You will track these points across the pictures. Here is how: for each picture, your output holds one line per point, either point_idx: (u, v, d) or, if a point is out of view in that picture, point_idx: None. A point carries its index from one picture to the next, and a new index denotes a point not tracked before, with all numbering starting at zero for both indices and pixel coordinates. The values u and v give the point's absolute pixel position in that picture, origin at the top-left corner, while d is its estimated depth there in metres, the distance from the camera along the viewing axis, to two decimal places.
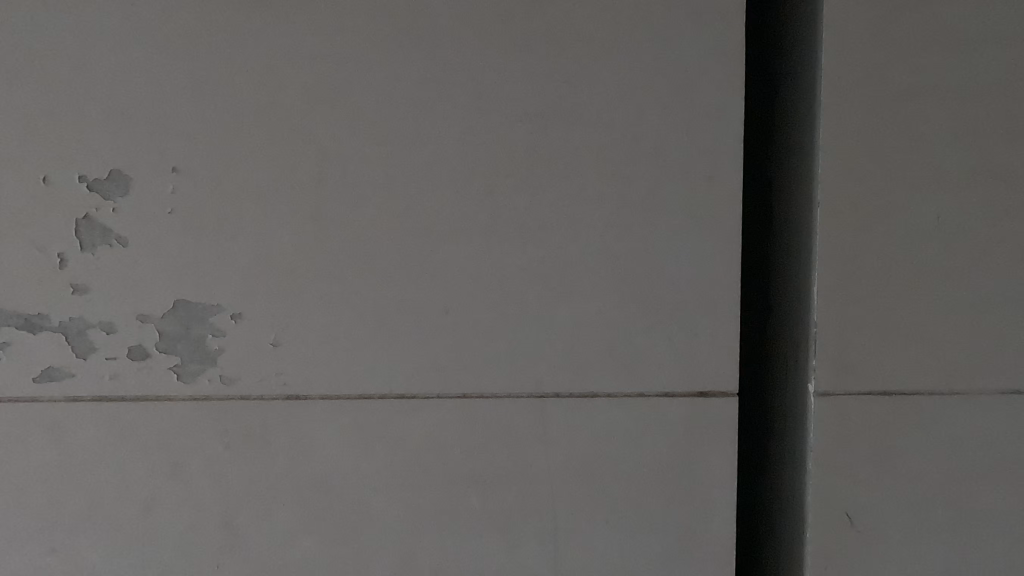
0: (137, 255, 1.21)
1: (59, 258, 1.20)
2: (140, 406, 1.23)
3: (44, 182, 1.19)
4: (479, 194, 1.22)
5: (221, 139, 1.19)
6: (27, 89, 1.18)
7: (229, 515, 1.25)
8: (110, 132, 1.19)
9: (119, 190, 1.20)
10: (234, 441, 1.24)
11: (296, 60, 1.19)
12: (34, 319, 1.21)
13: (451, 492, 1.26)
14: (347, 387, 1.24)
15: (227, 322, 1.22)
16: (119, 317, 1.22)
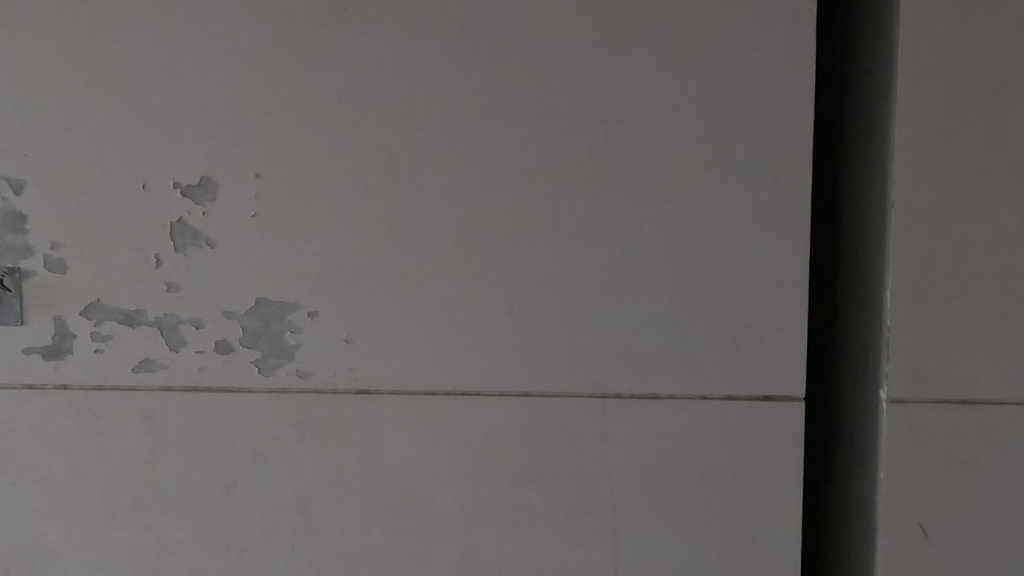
0: (223, 256, 1.30)
1: (155, 259, 1.31)
2: (225, 397, 1.32)
3: (143, 188, 1.30)
4: (543, 197, 1.24)
5: (301, 147, 1.27)
6: (128, 102, 1.29)
7: (304, 502, 1.33)
8: (201, 141, 1.28)
9: (208, 195, 1.29)
10: (309, 432, 1.32)
11: (370, 70, 1.25)
12: (133, 315, 1.32)
13: (513, 488, 1.29)
14: (414, 384, 1.29)
15: (304, 319, 1.30)
16: (207, 313, 1.31)
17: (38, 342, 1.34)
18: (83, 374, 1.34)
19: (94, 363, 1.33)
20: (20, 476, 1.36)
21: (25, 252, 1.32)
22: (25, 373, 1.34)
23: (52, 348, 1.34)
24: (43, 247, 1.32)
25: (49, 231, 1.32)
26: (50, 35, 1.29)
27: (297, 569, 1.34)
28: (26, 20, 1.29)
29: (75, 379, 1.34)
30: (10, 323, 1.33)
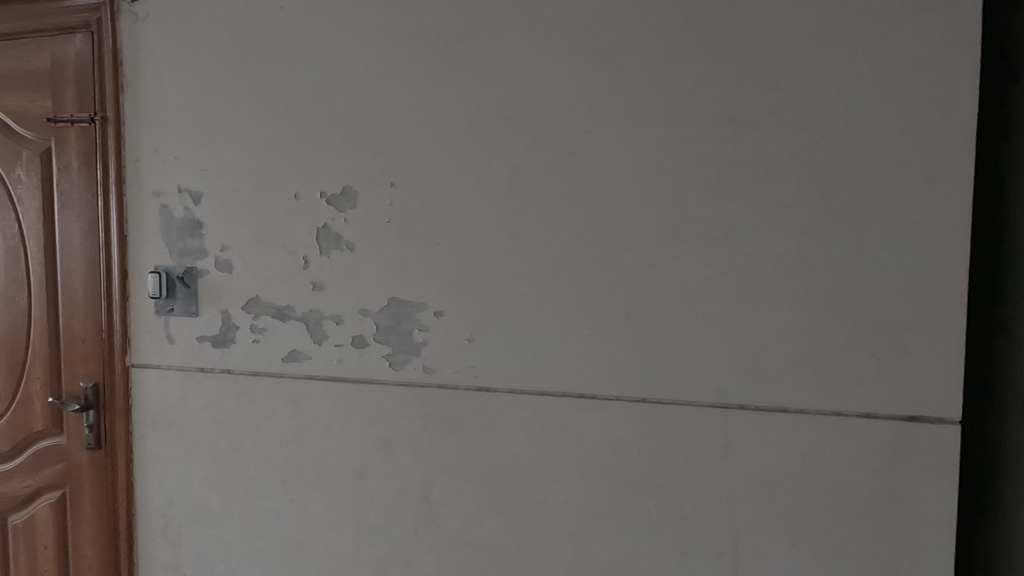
0: (361, 258, 1.42)
1: (303, 261, 1.46)
2: (359, 388, 1.44)
3: (295, 197, 1.46)
4: (664, 202, 1.23)
5: (431, 157, 1.36)
6: (284, 122, 1.45)
7: (426, 491, 1.42)
8: (344, 155, 1.41)
9: (349, 203, 1.42)
10: (433, 425, 1.40)
11: (495, 83, 1.31)
12: (284, 310, 1.48)
13: (628, 494, 1.29)
14: (532, 384, 1.33)
15: (430, 319, 1.39)
16: (346, 311, 1.44)
17: (209, 332, 1.54)
18: (243, 361, 1.52)
19: (252, 352, 1.51)
20: (193, 447, 1.58)
21: (201, 254, 1.54)
22: (198, 358, 1.56)
23: (219, 338, 1.54)
24: (215, 250, 1.52)
25: (219, 236, 1.52)
26: (223, 65, 1.48)
27: (419, 552, 1.43)
28: (206, 54, 1.50)
29: (236, 365, 1.53)
30: (189, 315, 1.55)
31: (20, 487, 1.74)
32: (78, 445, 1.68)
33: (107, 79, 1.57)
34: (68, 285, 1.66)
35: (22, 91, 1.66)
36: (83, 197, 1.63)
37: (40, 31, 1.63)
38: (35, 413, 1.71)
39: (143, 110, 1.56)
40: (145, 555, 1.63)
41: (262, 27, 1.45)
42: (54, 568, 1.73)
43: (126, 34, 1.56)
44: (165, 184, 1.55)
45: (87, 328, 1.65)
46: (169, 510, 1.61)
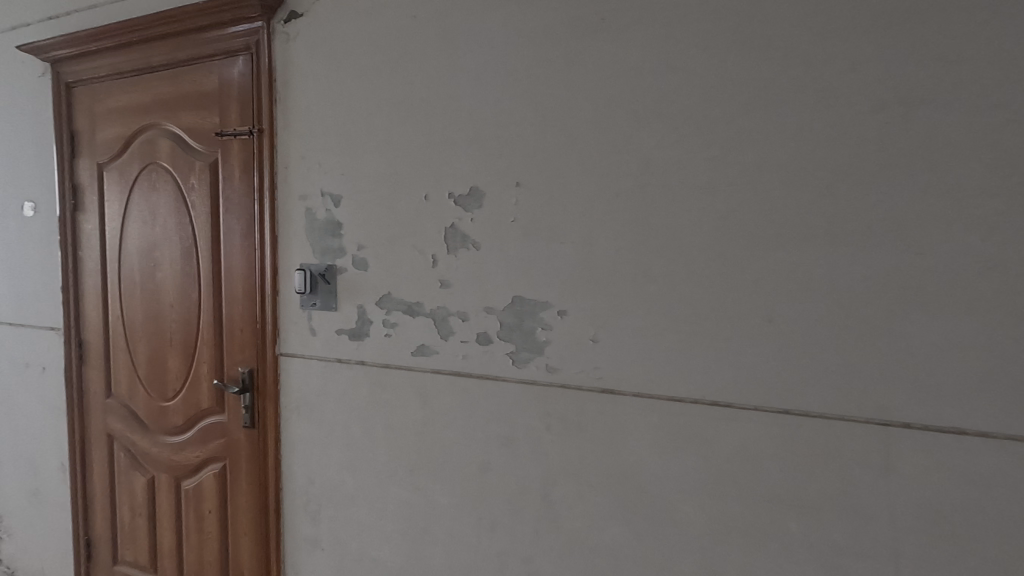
0: (486, 256, 1.45)
1: (432, 259, 1.52)
2: (483, 383, 1.47)
3: (424, 199, 1.52)
4: (814, 196, 1.12)
5: (557, 154, 1.35)
6: (416, 126, 1.52)
7: (548, 490, 1.41)
8: (471, 155, 1.45)
9: (475, 203, 1.45)
10: (555, 424, 1.39)
11: (625, 77, 1.27)
12: (414, 306, 1.55)
13: (766, 512, 1.20)
14: (660, 388, 1.28)
15: (554, 318, 1.38)
16: (471, 308, 1.48)
17: (346, 325, 1.66)
18: (376, 354, 1.62)
19: (384, 346, 1.61)
20: (331, 431, 1.71)
21: (340, 252, 1.65)
22: (336, 349, 1.68)
23: (355, 331, 1.65)
24: (352, 249, 1.63)
25: (356, 236, 1.63)
26: (362, 76, 1.59)
27: (539, 550, 1.43)
28: (347, 66, 1.61)
29: (370, 357, 1.63)
30: (329, 309, 1.68)
31: (192, 457, 2.00)
32: (236, 423, 1.89)
33: (263, 95, 1.74)
34: (229, 280, 1.87)
35: (196, 110, 1.90)
36: (241, 201, 1.82)
37: (210, 56, 1.84)
38: (203, 393, 1.96)
39: (293, 122, 1.71)
40: (290, 526, 1.80)
41: (396, 37, 1.53)
42: (216, 531, 1.96)
43: (280, 54, 1.72)
44: (310, 189, 1.69)
45: (244, 319, 1.85)
46: (310, 488, 1.75)
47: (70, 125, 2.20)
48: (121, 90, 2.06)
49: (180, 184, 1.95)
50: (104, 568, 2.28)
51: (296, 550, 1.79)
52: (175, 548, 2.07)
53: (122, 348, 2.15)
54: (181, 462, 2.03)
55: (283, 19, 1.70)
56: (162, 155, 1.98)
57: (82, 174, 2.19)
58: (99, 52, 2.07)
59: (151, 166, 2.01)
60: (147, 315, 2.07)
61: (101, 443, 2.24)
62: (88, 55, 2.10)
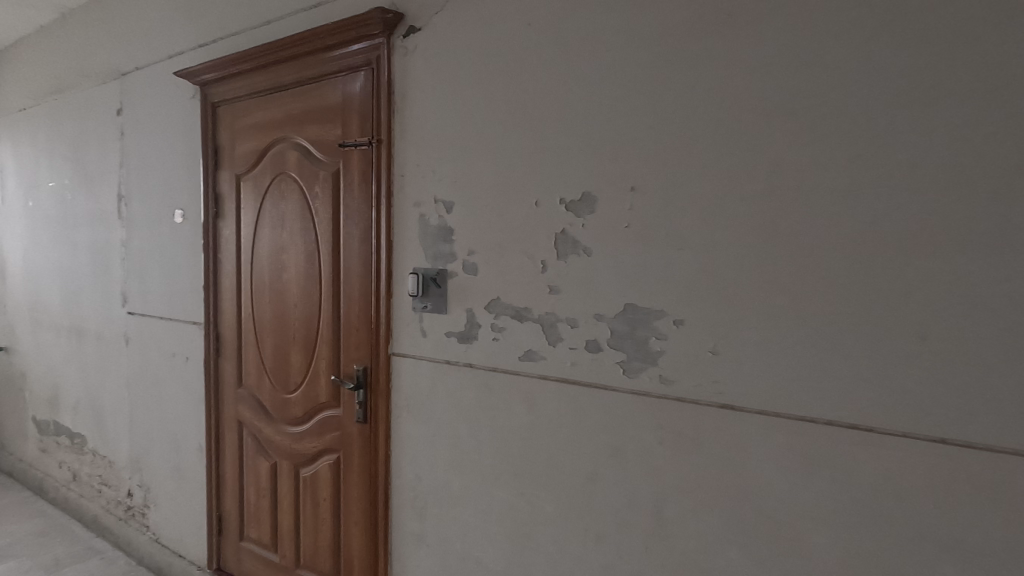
0: (598, 262, 1.43)
1: (541, 264, 1.52)
2: (592, 391, 1.45)
3: (535, 204, 1.52)
4: (981, 200, 1.00)
5: (676, 157, 1.30)
6: (528, 132, 1.52)
7: (659, 507, 1.36)
8: (584, 160, 1.43)
9: (588, 208, 1.43)
10: (668, 438, 1.34)
11: (754, 74, 1.20)
12: (522, 311, 1.56)
13: (917, 552, 1.07)
14: (789, 407, 1.18)
15: (670, 327, 1.33)
16: (581, 314, 1.46)
17: (455, 328, 1.70)
18: (484, 357, 1.64)
19: (492, 349, 1.63)
20: (438, 431, 1.76)
21: (451, 257, 1.70)
22: (445, 351, 1.73)
23: (464, 334, 1.68)
24: (463, 254, 1.67)
25: (468, 241, 1.66)
26: (475, 85, 1.63)
27: (648, 568, 1.38)
28: (461, 76, 1.66)
29: (478, 360, 1.66)
30: (440, 312, 1.73)
31: (310, 447, 2.14)
32: (350, 418, 2.00)
33: (382, 106, 1.83)
34: (346, 283, 1.98)
35: (321, 123, 2.04)
36: (360, 208, 1.93)
37: (335, 72, 1.97)
38: (322, 387, 2.09)
39: (409, 132, 1.78)
40: (398, 520, 1.87)
41: (511, 46, 1.55)
42: (330, 518, 2.08)
43: (398, 67, 1.80)
44: (424, 196, 1.75)
45: (360, 319, 1.95)
46: (418, 484, 1.81)
47: (215, 141, 2.45)
48: (257, 108, 2.27)
49: (306, 192, 2.10)
50: (233, 543, 2.50)
51: (403, 544, 1.86)
52: (294, 531, 2.23)
53: (252, 343, 2.36)
54: (300, 451, 2.18)
55: (402, 34, 1.78)
56: (291, 166, 2.14)
57: (223, 184, 2.43)
58: (239, 74, 2.29)
59: (281, 176, 2.19)
60: (274, 313, 2.25)
61: (232, 429, 2.46)
62: (230, 77, 2.33)
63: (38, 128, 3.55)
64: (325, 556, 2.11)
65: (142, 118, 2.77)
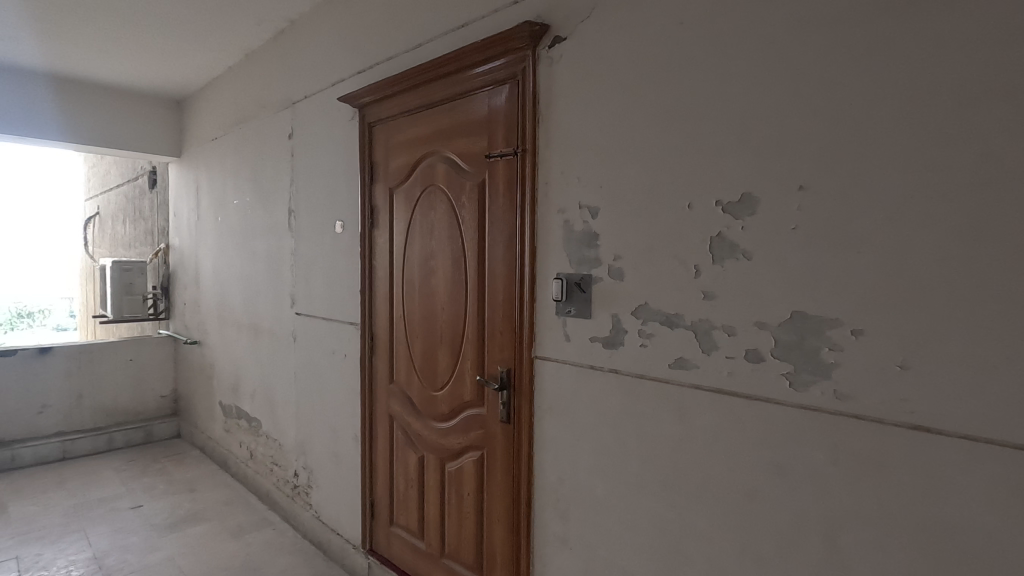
0: (760, 267, 1.35)
1: (694, 270, 1.47)
2: (752, 404, 1.37)
3: (688, 207, 1.48)
4: None
5: (855, 152, 1.19)
6: (679, 134, 1.49)
7: (833, 533, 1.24)
8: (743, 160, 1.36)
9: (748, 209, 1.36)
10: (844, 459, 1.22)
11: (956, 56, 1.07)
12: (673, 317, 1.52)
13: None
14: (1003, 432, 1.03)
15: (846, 337, 1.22)
16: (739, 322, 1.39)
17: (600, 333, 1.70)
18: (631, 364, 1.62)
19: (640, 356, 1.60)
20: (582, 435, 1.76)
21: (597, 263, 1.70)
22: (590, 356, 1.73)
23: (610, 339, 1.68)
24: (610, 259, 1.67)
25: (614, 246, 1.66)
26: (623, 90, 1.62)
27: None
28: (607, 81, 1.66)
29: (624, 365, 1.64)
30: (584, 316, 1.74)
31: (455, 442, 2.26)
32: (494, 417, 2.08)
33: (528, 117, 1.88)
34: (491, 287, 2.06)
35: (468, 136, 2.14)
36: (504, 216, 2.00)
37: (481, 86, 2.07)
38: (467, 386, 2.20)
39: (554, 140, 1.82)
40: (540, 520, 1.90)
41: (661, 47, 1.53)
42: (474, 512, 2.18)
43: (543, 77, 1.85)
44: (569, 202, 1.77)
45: (504, 323, 2.02)
46: (561, 486, 1.83)
47: (371, 158, 2.69)
48: (409, 126, 2.45)
49: (453, 202, 2.23)
50: (383, 527, 2.72)
51: (545, 545, 1.89)
52: (439, 521, 2.37)
53: (403, 343, 2.54)
54: (446, 446, 2.30)
55: (548, 45, 1.83)
56: (440, 178, 2.29)
57: (378, 197, 2.65)
58: (393, 96, 2.48)
59: (430, 188, 2.34)
60: (423, 315, 2.41)
61: (384, 422, 2.67)
62: (385, 99, 2.54)
63: (226, 153, 4.15)
64: (469, 548, 2.21)
65: (309, 140, 3.12)
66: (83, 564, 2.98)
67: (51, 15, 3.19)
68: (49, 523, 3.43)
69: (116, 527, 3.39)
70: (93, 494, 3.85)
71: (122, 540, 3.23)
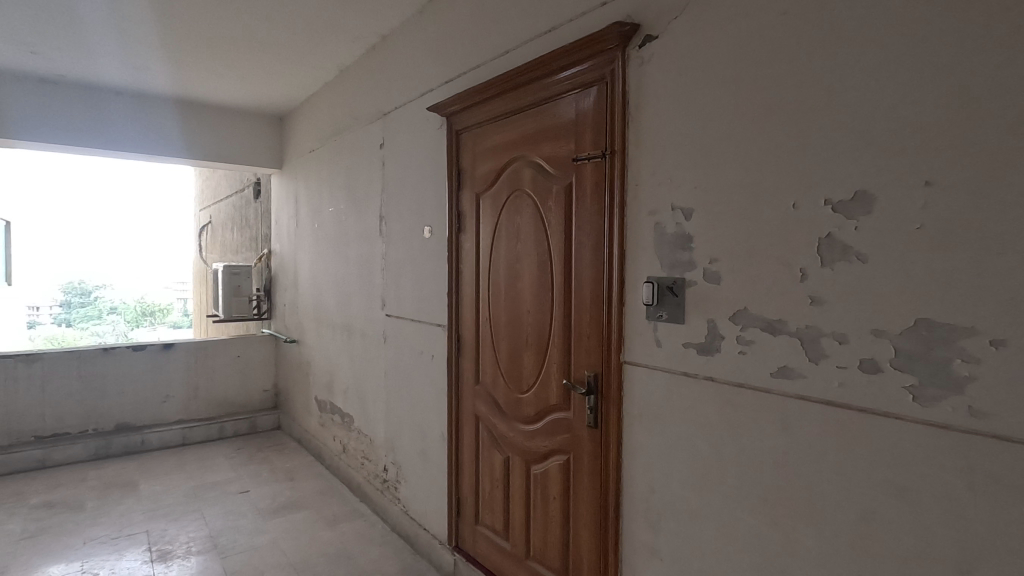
0: (877, 270, 1.25)
1: (800, 273, 1.39)
2: (867, 418, 1.27)
3: (793, 207, 1.40)
4: None
5: (993, 144, 1.08)
6: (783, 129, 1.41)
7: (967, 565, 1.13)
8: (857, 155, 1.27)
9: (862, 208, 1.27)
10: (981, 482, 1.11)
11: None
12: (775, 323, 1.44)
13: None
14: None
15: (983, 348, 1.10)
16: (853, 329, 1.29)
17: (694, 338, 1.65)
18: (728, 372, 1.56)
19: (738, 363, 1.53)
20: (674, 443, 1.71)
21: (691, 266, 1.65)
22: (682, 363, 1.68)
23: (705, 345, 1.62)
24: (705, 262, 1.61)
25: (710, 248, 1.60)
26: (721, 87, 1.56)
27: None
28: (702, 79, 1.61)
29: (720, 373, 1.58)
30: (677, 321, 1.69)
31: (541, 445, 2.26)
32: (581, 422, 2.06)
33: (617, 118, 1.86)
34: (578, 291, 2.05)
35: (555, 140, 2.15)
36: (591, 219, 1.98)
37: (568, 89, 2.06)
38: (553, 390, 2.20)
39: (644, 141, 1.78)
40: (628, 529, 1.87)
41: (763, 40, 1.45)
42: (559, 516, 2.18)
43: (633, 77, 1.82)
44: (660, 204, 1.73)
45: (591, 327, 2.01)
46: (651, 495, 1.79)
47: (458, 164, 2.77)
48: (495, 132, 2.50)
49: (540, 206, 2.24)
50: (469, 525, 2.78)
51: (634, 554, 1.85)
52: (525, 523, 2.38)
53: (489, 345, 2.59)
54: (532, 449, 2.32)
55: (638, 44, 1.79)
56: (526, 183, 2.31)
57: (465, 202, 2.72)
58: (480, 103, 2.54)
59: (517, 193, 2.37)
60: (509, 318, 2.44)
61: (470, 422, 2.73)
62: (472, 107, 2.61)
63: (322, 164, 4.42)
64: (555, 551, 2.21)
65: (399, 149, 3.26)
66: (201, 541, 3.27)
67: (177, 45, 3.55)
68: (172, 502, 3.80)
69: (227, 509, 3.69)
70: (207, 478, 4.23)
71: (233, 521, 3.52)
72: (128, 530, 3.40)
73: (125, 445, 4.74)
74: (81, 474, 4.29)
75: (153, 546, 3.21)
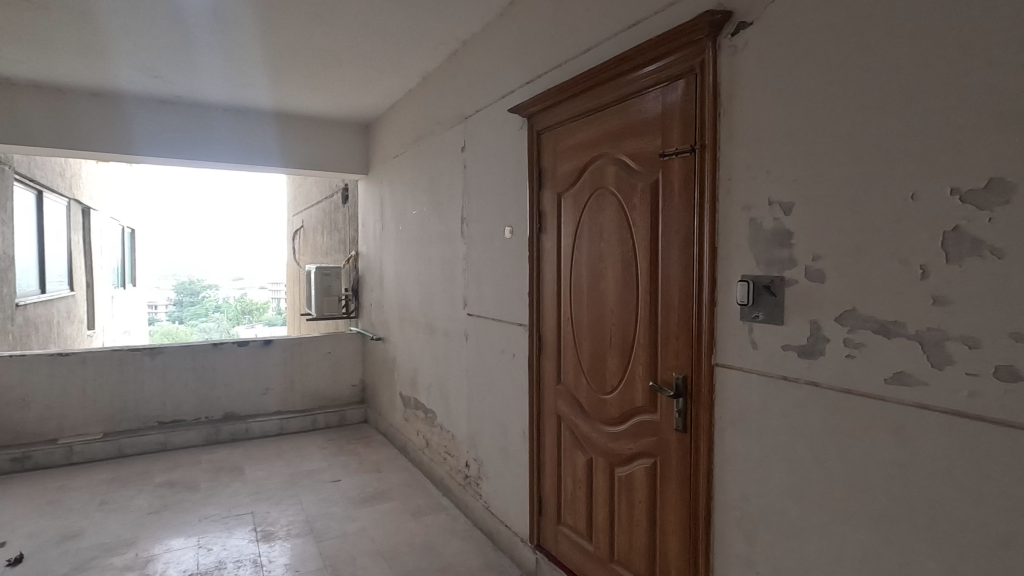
0: (1016, 266, 1.12)
1: (920, 270, 1.27)
2: (1004, 431, 1.14)
3: (911, 199, 1.28)
4: None
5: None
6: (900, 114, 1.30)
7: None
8: (992, 139, 1.15)
9: (997, 198, 1.14)
10: None
11: None
12: (890, 325, 1.33)
13: None
14: None
15: None
16: (985, 333, 1.16)
17: (796, 341, 1.55)
18: (834, 376, 1.45)
19: (845, 368, 1.42)
20: (772, 451, 1.62)
21: (791, 263, 1.56)
22: (782, 366, 1.59)
23: (808, 348, 1.52)
24: (807, 259, 1.51)
25: (812, 245, 1.50)
26: (825, 72, 1.46)
27: None
28: (803, 65, 1.51)
29: (825, 377, 1.47)
30: (775, 321, 1.60)
31: (626, 448, 2.22)
32: (668, 425, 2.00)
33: (706, 111, 1.79)
34: (665, 290, 1.99)
35: (640, 136, 2.10)
36: (679, 216, 1.92)
37: (653, 83, 2.01)
38: (639, 392, 2.15)
39: (738, 133, 1.70)
40: (721, 538, 1.79)
41: (875, 18, 1.35)
42: (645, 521, 2.12)
43: (725, 66, 1.74)
44: (756, 199, 1.65)
45: (679, 327, 1.94)
46: (746, 505, 1.70)
47: (539, 165, 2.78)
48: (577, 131, 2.48)
49: (624, 204, 2.20)
50: (551, 525, 2.77)
51: (727, 565, 1.77)
52: (609, 526, 2.35)
53: (571, 345, 2.58)
54: (616, 451, 2.28)
55: (730, 32, 1.72)
56: (610, 181, 2.27)
57: (546, 203, 2.73)
58: (561, 103, 2.54)
59: (599, 191, 2.34)
60: (592, 319, 2.42)
61: (552, 422, 2.73)
62: (554, 107, 2.61)
63: (406, 169, 4.60)
64: (641, 557, 2.16)
65: (480, 152, 3.33)
66: (300, 524, 3.50)
67: (277, 63, 3.82)
68: (273, 486, 4.10)
69: (322, 497, 3.93)
70: (303, 466, 4.51)
71: (327, 508, 3.74)
72: (236, 510, 3.70)
73: (232, 432, 5.16)
74: (196, 457, 4.72)
75: (258, 526, 3.48)
